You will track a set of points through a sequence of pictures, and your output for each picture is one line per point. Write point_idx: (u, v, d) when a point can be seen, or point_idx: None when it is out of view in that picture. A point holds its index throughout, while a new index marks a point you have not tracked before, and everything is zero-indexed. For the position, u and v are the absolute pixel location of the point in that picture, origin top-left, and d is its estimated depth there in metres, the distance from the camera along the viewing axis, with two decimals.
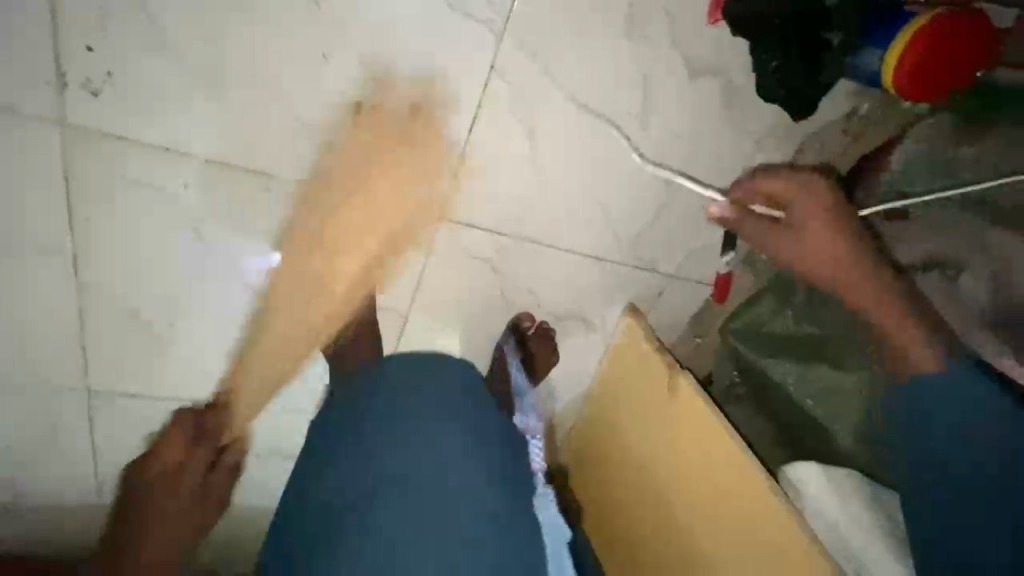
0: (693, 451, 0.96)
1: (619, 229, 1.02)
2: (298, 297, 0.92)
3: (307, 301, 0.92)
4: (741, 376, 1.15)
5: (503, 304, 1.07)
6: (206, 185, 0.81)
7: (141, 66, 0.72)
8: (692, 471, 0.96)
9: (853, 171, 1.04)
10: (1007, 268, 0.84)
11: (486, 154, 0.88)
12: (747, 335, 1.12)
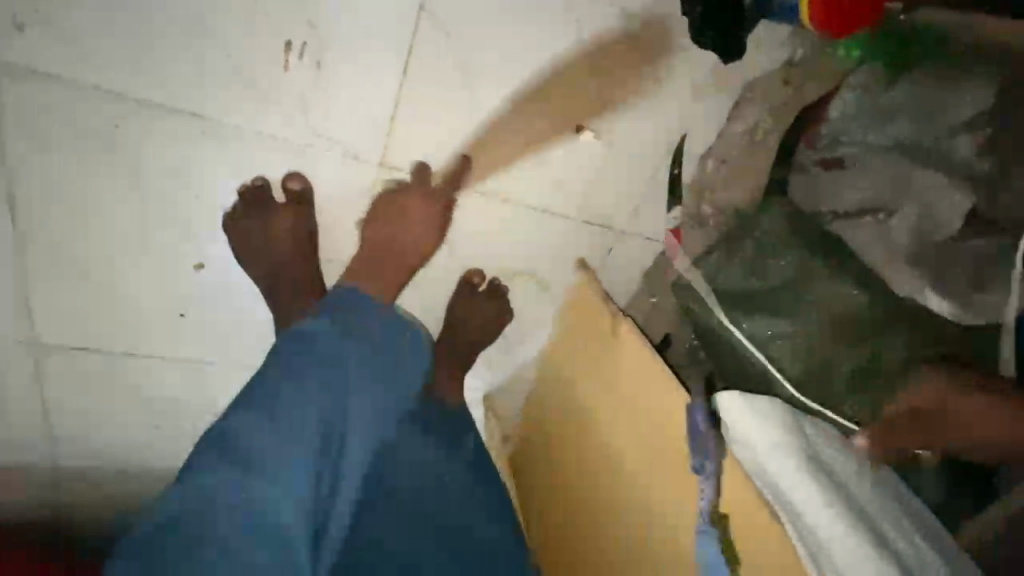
0: (639, 398, 0.95)
1: (565, 181, 1.04)
2: (235, 244, 0.91)
3: (246, 248, 0.92)
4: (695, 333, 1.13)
5: (450, 258, 1.09)
6: (141, 125, 0.82)
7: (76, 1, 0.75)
8: (641, 419, 0.94)
9: (792, 121, 1.05)
10: (932, 207, 0.90)
11: (425, 97, 0.90)
12: (696, 290, 1.08)
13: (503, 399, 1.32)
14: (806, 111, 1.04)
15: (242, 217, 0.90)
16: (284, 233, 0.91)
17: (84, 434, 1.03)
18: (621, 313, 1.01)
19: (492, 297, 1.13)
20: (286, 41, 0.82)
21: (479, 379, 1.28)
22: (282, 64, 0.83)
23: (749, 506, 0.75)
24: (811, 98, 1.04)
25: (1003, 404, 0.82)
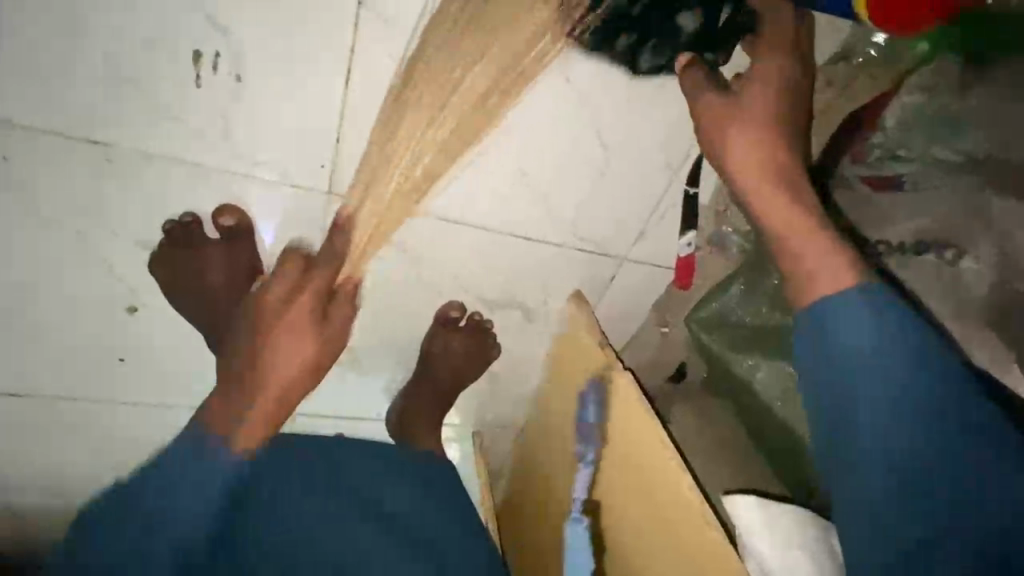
0: (631, 454, 0.82)
1: (557, 205, 0.87)
2: (172, 290, 0.80)
3: (185, 293, 0.80)
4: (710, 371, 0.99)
5: (426, 292, 0.94)
6: (38, 157, 0.67)
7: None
8: (630, 481, 0.83)
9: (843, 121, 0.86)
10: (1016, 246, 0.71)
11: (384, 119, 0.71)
12: (714, 325, 0.95)
13: (493, 432, 1.21)
14: (864, 116, 0.84)
15: (172, 261, 0.77)
16: (241, 270, 0.78)
17: (30, 476, 0.96)
18: (620, 365, 0.86)
19: (472, 339, 1.00)
20: (195, 52, 0.63)
21: (464, 413, 1.16)
22: (193, 80, 0.64)
23: None
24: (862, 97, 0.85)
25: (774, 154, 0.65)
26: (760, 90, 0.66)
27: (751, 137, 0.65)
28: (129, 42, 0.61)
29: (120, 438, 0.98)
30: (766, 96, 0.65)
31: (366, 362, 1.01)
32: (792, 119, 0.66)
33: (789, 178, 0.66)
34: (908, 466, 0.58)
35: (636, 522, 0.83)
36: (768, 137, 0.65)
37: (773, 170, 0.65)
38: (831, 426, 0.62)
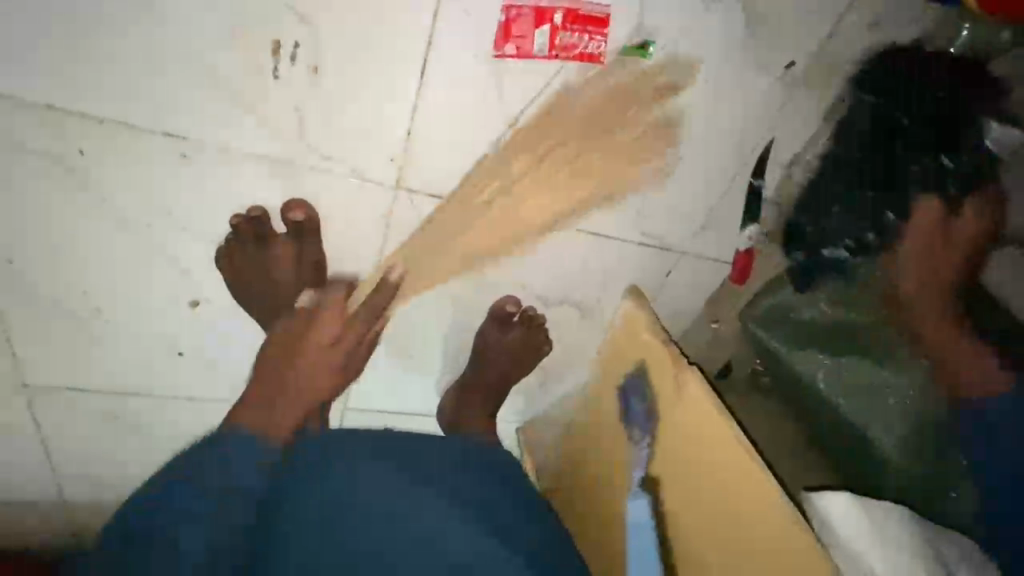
0: (698, 448, 0.80)
1: (622, 199, 0.85)
2: (236, 286, 0.79)
3: (252, 285, 0.79)
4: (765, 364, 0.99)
5: (483, 288, 0.93)
6: (113, 151, 0.67)
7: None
8: (691, 473, 0.81)
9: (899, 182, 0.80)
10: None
11: (457, 108, 0.71)
12: (774, 320, 0.94)
13: (538, 431, 1.20)
14: (957, 183, 0.79)
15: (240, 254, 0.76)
16: (307, 260, 0.79)
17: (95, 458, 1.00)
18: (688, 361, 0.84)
19: (530, 334, 0.99)
20: (275, 42, 0.62)
21: (511, 410, 1.14)
22: (270, 72, 0.64)
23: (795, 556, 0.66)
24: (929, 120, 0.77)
25: (948, 304, 0.82)
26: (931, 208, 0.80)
27: (922, 270, 0.83)
28: (205, 24, 0.60)
29: (175, 432, 0.99)
30: (948, 233, 0.81)
31: (419, 360, 1.00)
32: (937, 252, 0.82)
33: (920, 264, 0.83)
34: None
35: (688, 509, 0.82)
36: (942, 281, 0.82)
37: (947, 312, 0.82)
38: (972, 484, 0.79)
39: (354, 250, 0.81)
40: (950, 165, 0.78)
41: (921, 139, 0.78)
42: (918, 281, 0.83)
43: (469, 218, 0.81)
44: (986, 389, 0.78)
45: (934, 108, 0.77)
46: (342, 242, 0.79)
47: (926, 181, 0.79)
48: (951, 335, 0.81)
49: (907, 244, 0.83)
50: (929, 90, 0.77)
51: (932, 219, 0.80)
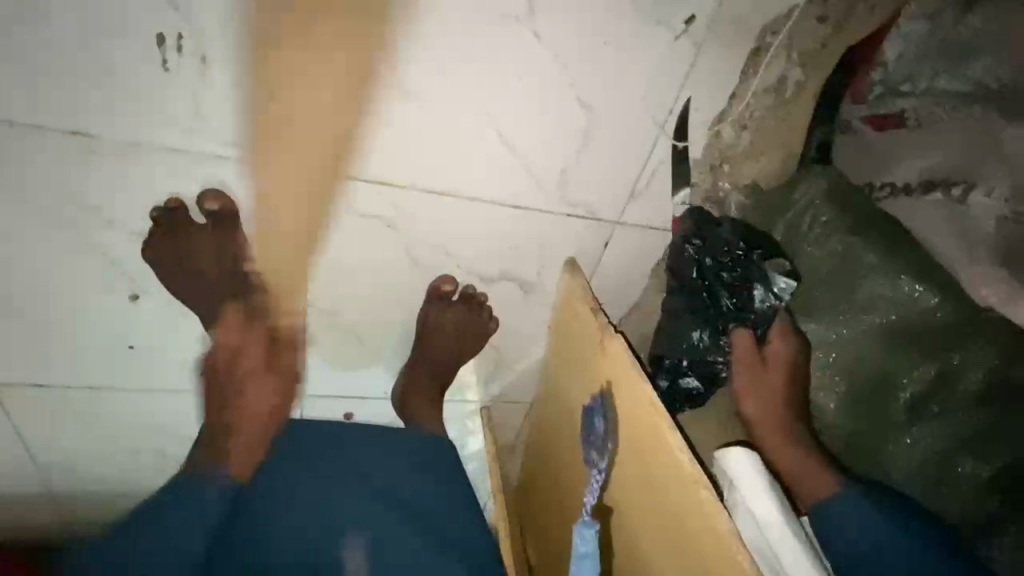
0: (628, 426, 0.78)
1: (541, 172, 0.84)
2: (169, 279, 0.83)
3: (181, 272, 0.82)
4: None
5: (417, 270, 0.93)
6: (25, 154, 0.70)
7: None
8: (626, 449, 0.80)
9: (712, 316, 0.88)
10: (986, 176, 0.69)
11: (354, 88, 0.71)
12: None
13: (501, 409, 1.21)
14: (759, 321, 0.86)
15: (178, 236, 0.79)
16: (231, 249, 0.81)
17: (75, 446, 1.06)
18: (611, 328, 0.83)
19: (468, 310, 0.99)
20: (158, 36, 0.63)
21: (470, 390, 1.16)
22: (161, 64, 0.65)
23: (699, 511, 0.66)
24: (740, 275, 0.85)
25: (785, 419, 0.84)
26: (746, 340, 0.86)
27: (764, 408, 0.85)
28: (78, 17, 0.61)
29: (141, 420, 1.04)
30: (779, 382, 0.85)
31: (367, 344, 1.02)
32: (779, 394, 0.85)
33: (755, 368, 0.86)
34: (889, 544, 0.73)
35: (628, 483, 0.80)
36: (778, 409, 0.85)
37: (782, 422, 0.84)
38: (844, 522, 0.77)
39: (280, 238, 0.83)
40: (767, 301, 0.84)
41: (730, 278, 0.85)
42: (753, 399, 0.86)
43: (387, 199, 0.82)
44: (816, 484, 0.79)
45: (734, 271, 0.85)
46: (265, 231, 0.82)
47: (735, 313, 0.86)
48: (785, 449, 0.82)
49: (735, 376, 0.87)
50: (721, 241, 0.85)
51: (748, 352, 0.86)
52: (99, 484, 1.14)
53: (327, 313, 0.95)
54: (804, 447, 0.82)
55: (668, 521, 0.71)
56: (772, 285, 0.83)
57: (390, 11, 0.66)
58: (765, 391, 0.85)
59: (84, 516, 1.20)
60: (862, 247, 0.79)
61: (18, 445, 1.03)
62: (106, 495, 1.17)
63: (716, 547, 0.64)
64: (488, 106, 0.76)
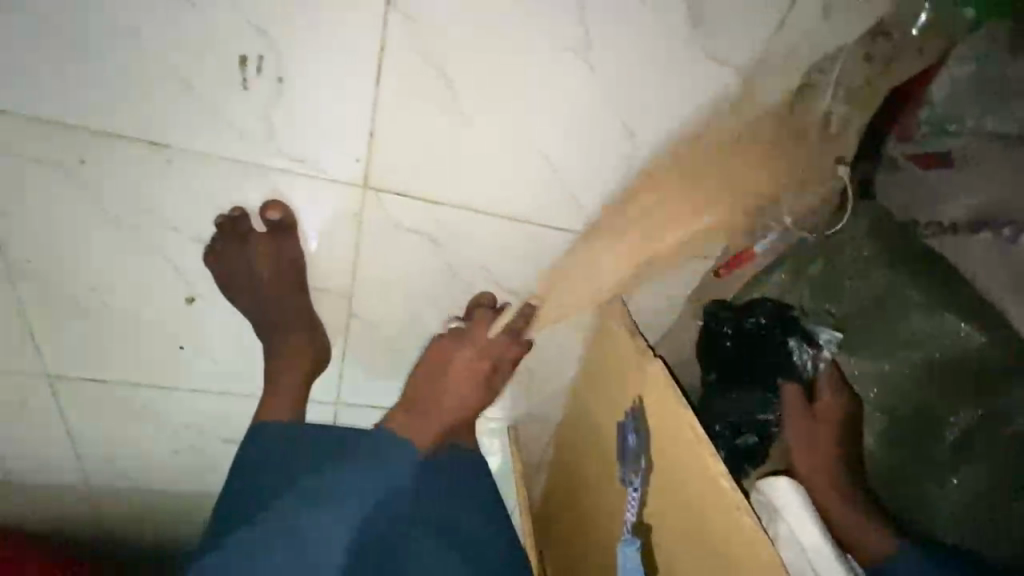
0: (669, 450, 0.78)
1: (585, 195, 0.87)
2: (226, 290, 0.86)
3: (236, 279, 0.85)
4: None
5: (458, 286, 0.96)
6: (106, 160, 0.75)
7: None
8: (660, 464, 0.80)
9: (757, 374, 0.88)
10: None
11: (416, 109, 0.74)
12: None
13: (529, 428, 1.22)
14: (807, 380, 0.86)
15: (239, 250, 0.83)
16: (283, 257, 0.84)
17: (116, 439, 1.10)
18: (651, 352, 0.84)
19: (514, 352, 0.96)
20: (240, 56, 0.68)
21: (500, 407, 1.17)
22: (240, 82, 0.70)
23: (739, 528, 0.66)
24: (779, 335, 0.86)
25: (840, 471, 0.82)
26: (793, 392, 0.85)
27: (816, 471, 0.83)
28: (171, 36, 0.66)
29: (184, 417, 1.08)
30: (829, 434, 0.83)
31: (403, 357, 1.04)
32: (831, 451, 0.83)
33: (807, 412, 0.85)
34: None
35: (662, 499, 0.80)
36: (829, 466, 0.82)
37: (839, 483, 0.81)
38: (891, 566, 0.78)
39: (331, 249, 0.87)
40: (811, 358, 0.85)
41: (765, 339, 0.86)
42: (807, 451, 0.84)
43: (436, 217, 0.85)
44: (867, 537, 0.78)
45: (773, 325, 0.86)
46: (319, 242, 0.85)
47: (777, 368, 0.87)
48: (839, 507, 0.79)
49: (785, 433, 0.86)
50: (762, 305, 0.87)
51: (797, 402, 0.85)
52: (135, 479, 1.17)
53: (368, 323, 0.97)
54: (859, 503, 0.80)
55: (705, 539, 0.72)
56: (814, 337, 0.85)
57: (455, 40, 0.70)
58: (819, 451, 0.83)
59: (117, 510, 1.24)
60: (905, 281, 0.79)
61: (63, 435, 1.07)
62: (141, 490, 1.20)
63: (757, 564, 0.64)
64: (539, 131, 0.79)
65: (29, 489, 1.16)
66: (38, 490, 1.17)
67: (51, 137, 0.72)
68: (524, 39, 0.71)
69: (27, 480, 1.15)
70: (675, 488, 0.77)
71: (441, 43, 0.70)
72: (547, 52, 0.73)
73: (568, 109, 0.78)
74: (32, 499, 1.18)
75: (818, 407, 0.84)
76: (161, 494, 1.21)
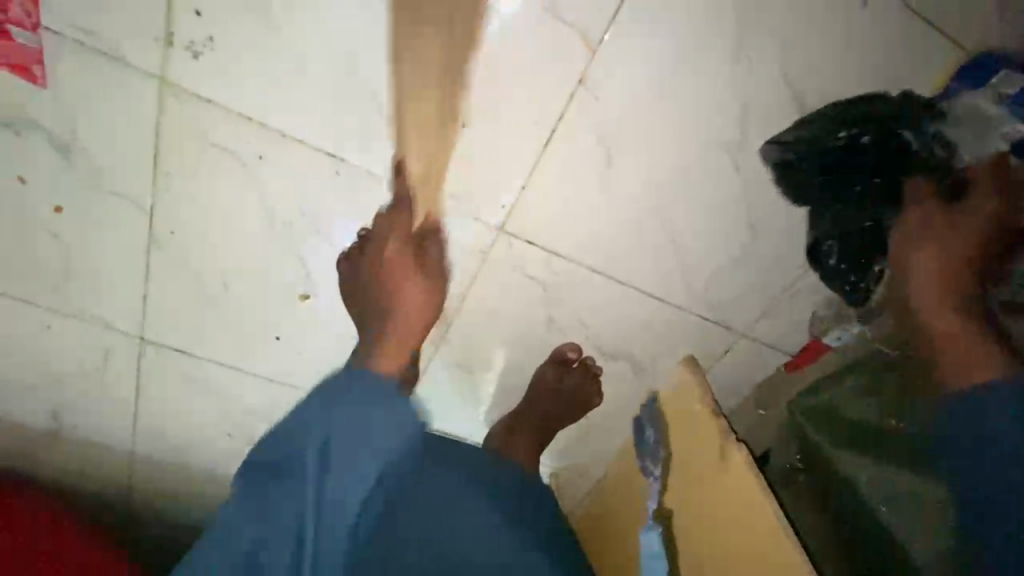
0: (710, 512, 0.87)
1: (693, 274, 0.93)
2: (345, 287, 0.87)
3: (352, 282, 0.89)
4: (805, 461, 1.01)
5: (552, 332, 1.00)
6: (281, 160, 0.80)
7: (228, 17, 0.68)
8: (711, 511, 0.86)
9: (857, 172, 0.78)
10: None
11: (572, 170, 0.81)
12: (812, 412, 0.98)
13: (570, 477, 1.24)
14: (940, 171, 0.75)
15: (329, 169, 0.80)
16: None
17: (181, 408, 1.12)
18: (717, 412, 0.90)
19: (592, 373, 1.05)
20: None
21: (551, 453, 1.20)
22: None
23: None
24: (893, 124, 0.75)
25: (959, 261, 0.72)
26: (916, 189, 0.76)
27: (930, 274, 0.73)
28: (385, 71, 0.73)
29: (254, 400, 1.11)
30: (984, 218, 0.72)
31: (479, 387, 1.08)
32: (956, 261, 0.72)
33: (955, 219, 0.74)
34: None
35: (710, 543, 0.86)
36: (958, 268, 0.72)
37: (961, 281, 0.72)
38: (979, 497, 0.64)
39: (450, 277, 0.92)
40: (942, 149, 0.75)
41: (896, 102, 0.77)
42: (930, 265, 0.73)
43: (555, 266, 0.91)
44: (974, 369, 0.67)
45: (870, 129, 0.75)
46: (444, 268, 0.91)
47: (893, 158, 0.76)
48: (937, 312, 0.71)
49: (913, 242, 0.75)
50: (818, 116, 0.77)
51: (925, 203, 0.75)
52: (181, 451, 1.19)
53: (459, 350, 1.01)
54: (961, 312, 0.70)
55: None
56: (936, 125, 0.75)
57: (628, 120, 0.77)
58: (942, 253, 0.73)
59: (149, 480, 1.23)
60: None
61: (132, 395, 1.08)
62: (183, 462, 1.21)
63: None
64: (671, 213, 0.86)
65: (71, 446, 1.15)
66: (80, 448, 1.16)
67: (239, 128, 0.77)
68: (686, 131, 0.79)
69: (74, 436, 1.14)
70: (727, 532, 0.83)
71: (616, 120, 0.77)
72: (703, 146, 0.80)
73: (703, 198, 0.85)
74: (71, 455, 1.17)
75: (955, 206, 0.74)
76: (201, 470, 1.22)
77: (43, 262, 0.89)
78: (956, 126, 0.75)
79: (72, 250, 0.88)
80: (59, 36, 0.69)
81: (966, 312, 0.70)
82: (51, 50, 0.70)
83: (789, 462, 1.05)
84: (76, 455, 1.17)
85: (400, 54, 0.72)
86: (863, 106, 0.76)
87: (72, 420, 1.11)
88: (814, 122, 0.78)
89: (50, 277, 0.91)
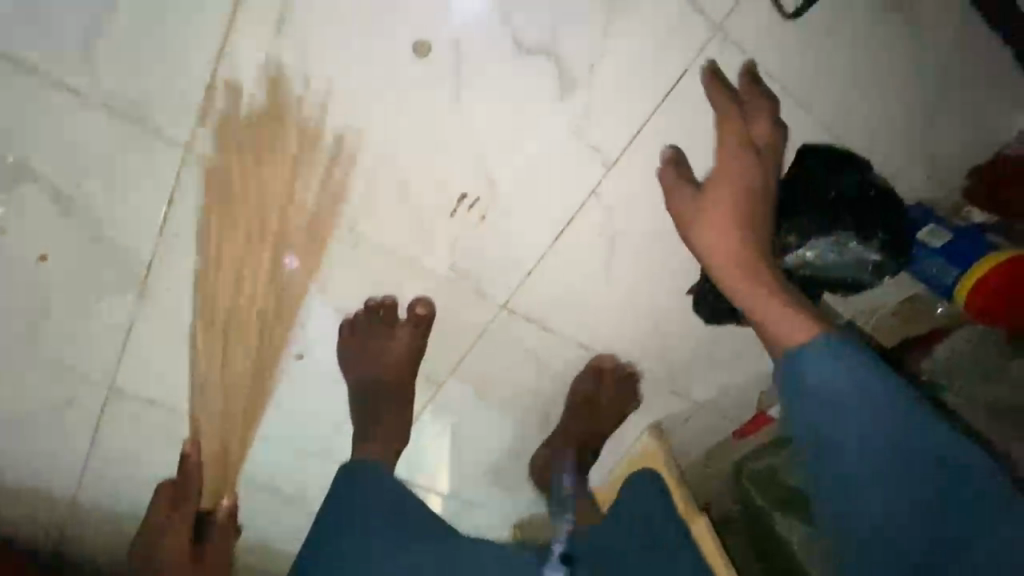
0: None
1: (668, 354, 1.04)
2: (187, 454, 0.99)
3: (361, 340, 0.93)
4: (743, 508, 1.16)
5: (537, 398, 1.07)
6: (297, 232, 0.81)
7: (269, 98, 0.71)
8: None
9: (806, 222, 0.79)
10: None
11: (575, 261, 0.89)
12: (756, 476, 1.13)
13: (535, 525, 1.32)
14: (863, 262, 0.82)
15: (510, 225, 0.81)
16: (408, 346, 0.94)
17: (143, 459, 1.06)
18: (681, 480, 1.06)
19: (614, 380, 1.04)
20: (462, 194, 0.81)
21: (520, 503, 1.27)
22: (450, 210, 0.82)
23: None
24: (844, 216, 0.79)
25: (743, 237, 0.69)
26: (734, 169, 0.72)
27: (721, 242, 0.69)
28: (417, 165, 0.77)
29: None
30: (762, 173, 0.71)
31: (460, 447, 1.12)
32: (758, 233, 0.69)
33: (743, 200, 0.70)
34: (904, 544, 0.56)
35: None
36: (735, 234, 0.69)
37: (759, 269, 0.68)
38: (829, 490, 0.61)
39: (449, 346, 0.97)
40: (858, 251, 0.81)
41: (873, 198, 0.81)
42: (718, 235, 0.70)
43: (547, 341, 0.98)
44: (795, 332, 0.64)
45: (842, 192, 0.80)
46: (445, 338, 0.96)
47: (842, 239, 0.80)
48: (763, 297, 0.65)
49: (714, 218, 0.70)
50: (816, 150, 0.81)
51: (672, 177, 0.77)
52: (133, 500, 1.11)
53: (446, 413, 1.05)
54: (795, 304, 0.65)
55: None
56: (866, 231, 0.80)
57: (630, 225, 0.86)
58: (749, 232, 0.69)
59: (90, 528, 1.14)
60: None
61: (85, 445, 1.02)
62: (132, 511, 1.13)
63: None
64: (655, 303, 0.96)
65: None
66: (10, 497, 1.05)
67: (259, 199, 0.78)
68: (675, 237, 0.89)
69: (6, 484, 1.03)
70: None
71: (617, 222, 0.85)
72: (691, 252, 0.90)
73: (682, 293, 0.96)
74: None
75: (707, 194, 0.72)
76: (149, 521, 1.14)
77: (11, 308, 0.83)
78: (874, 225, 0.80)
79: (50, 297, 0.83)
80: (81, 93, 0.67)
81: (788, 296, 0.66)
82: (70, 109, 0.68)
83: (733, 505, 1.20)
84: (1, 514, 1.06)
85: (430, 151, 0.76)
86: (853, 176, 0.80)
87: (6, 474, 1.02)
88: (811, 164, 0.80)
89: (15, 322, 0.84)
